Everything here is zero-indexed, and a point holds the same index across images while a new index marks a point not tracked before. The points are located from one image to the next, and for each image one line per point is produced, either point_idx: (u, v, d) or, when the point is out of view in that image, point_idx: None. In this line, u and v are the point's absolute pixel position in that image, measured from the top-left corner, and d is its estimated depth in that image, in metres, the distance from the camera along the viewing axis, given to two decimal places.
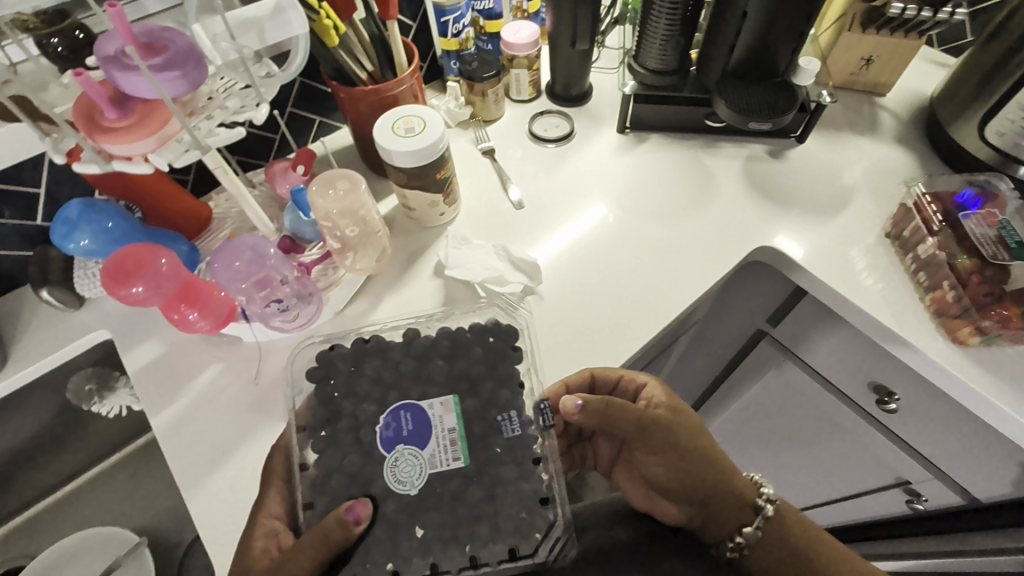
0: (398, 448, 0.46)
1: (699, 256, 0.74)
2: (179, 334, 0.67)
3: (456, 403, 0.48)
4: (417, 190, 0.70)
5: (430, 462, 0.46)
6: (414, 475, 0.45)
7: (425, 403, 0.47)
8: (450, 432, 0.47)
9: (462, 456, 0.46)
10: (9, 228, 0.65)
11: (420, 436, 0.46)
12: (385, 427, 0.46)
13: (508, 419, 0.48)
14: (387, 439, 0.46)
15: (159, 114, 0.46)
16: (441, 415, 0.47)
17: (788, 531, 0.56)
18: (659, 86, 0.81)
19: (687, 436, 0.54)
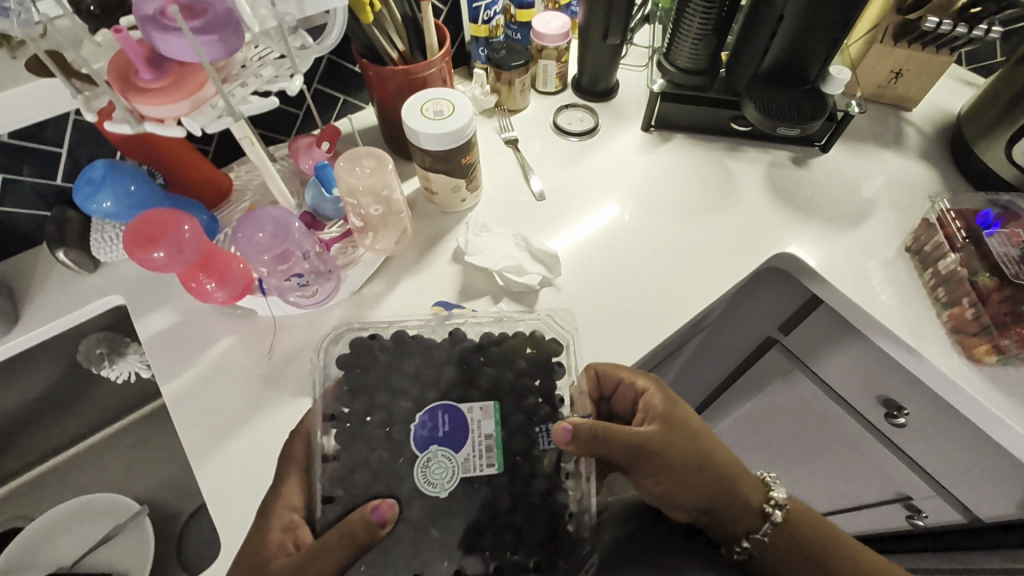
0: (432, 448, 0.46)
1: (718, 258, 0.73)
2: (193, 304, 0.66)
3: (495, 410, 0.48)
4: (441, 174, 0.69)
5: (463, 466, 0.46)
6: (445, 477, 0.46)
7: (464, 407, 0.48)
8: (486, 438, 0.47)
9: (496, 462, 0.46)
10: (28, 187, 0.64)
11: (455, 438, 0.47)
12: (422, 426, 0.47)
13: (542, 431, 0.48)
14: (421, 438, 0.47)
15: (194, 79, 0.46)
16: (480, 419, 0.47)
17: (802, 536, 0.52)
18: (687, 86, 0.80)
19: (682, 448, 0.50)
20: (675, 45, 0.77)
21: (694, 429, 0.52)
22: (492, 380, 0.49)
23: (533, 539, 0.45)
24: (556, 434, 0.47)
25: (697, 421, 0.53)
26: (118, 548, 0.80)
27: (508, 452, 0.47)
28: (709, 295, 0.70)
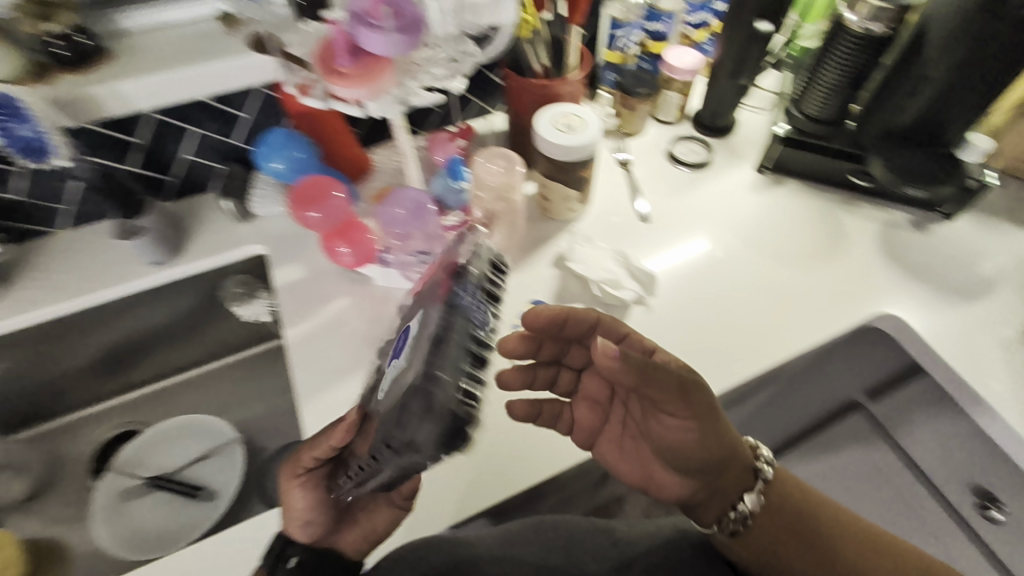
0: (392, 357, 0.44)
1: (817, 307, 0.72)
2: (320, 263, 0.75)
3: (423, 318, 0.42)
4: (558, 183, 0.74)
5: (398, 372, 0.42)
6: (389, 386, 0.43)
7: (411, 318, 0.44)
8: (418, 336, 0.41)
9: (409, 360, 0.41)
10: (210, 140, 0.75)
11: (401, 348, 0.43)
12: (394, 340, 0.46)
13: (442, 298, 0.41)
14: (394, 348, 0.45)
15: (379, 69, 0.52)
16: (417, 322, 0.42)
17: (783, 496, 0.57)
18: (811, 133, 0.81)
19: (708, 404, 0.52)
20: (806, 92, 0.79)
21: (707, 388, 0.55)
22: (438, 279, 0.45)
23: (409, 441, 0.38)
24: (602, 348, 0.45)
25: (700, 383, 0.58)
26: None
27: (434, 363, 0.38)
28: (803, 341, 0.69)
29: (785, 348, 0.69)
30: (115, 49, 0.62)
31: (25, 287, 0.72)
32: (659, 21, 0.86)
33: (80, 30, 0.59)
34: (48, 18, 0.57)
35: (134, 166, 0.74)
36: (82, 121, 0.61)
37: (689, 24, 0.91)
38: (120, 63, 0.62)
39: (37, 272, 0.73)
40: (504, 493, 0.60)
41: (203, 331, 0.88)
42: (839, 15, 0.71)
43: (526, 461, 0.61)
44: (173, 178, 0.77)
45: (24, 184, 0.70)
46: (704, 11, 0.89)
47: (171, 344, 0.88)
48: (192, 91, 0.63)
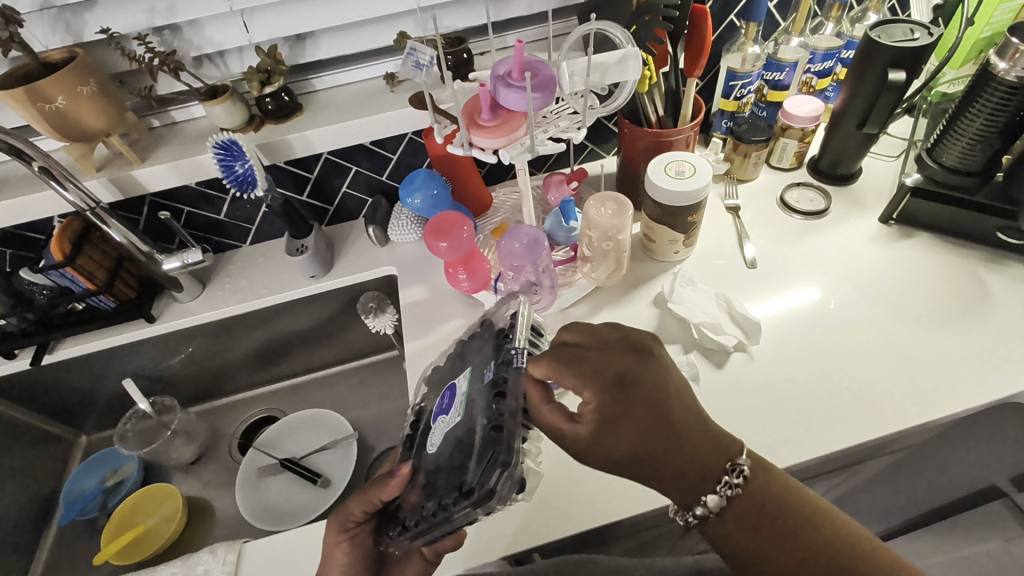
0: (440, 418, 0.51)
1: (949, 373, 0.66)
2: (439, 286, 0.84)
3: (471, 371, 0.50)
4: (665, 227, 0.77)
5: (446, 423, 0.48)
6: (436, 435, 0.49)
7: (459, 378, 0.52)
8: (460, 393, 0.48)
9: (459, 412, 0.46)
10: (363, 177, 0.90)
11: (446, 405, 0.50)
12: (439, 405, 0.53)
13: (487, 367, 0.47)
14: (439, 414, 0.52)
15: (514, 123, 0.61)
16: (459, 381, 0.50)
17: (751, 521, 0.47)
18: (949, 184, 0.75)
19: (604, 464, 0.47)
20: (945, 142, 0.74)
21: (626, 442, 0.46)
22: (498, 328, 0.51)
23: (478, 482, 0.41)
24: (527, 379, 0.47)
25: (649, 429, 0.46)
26: (329, 459, 0.96)
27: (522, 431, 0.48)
28: (933, 408, 0.64)
29: (909, 417, 0.63)
30: (303, 105, 0.82)
31: (217, 288, 0.90)
32: (780, 71, 0.86)
33: (286, 90, 0.77)
34: (267, 82, 0.75)
35: (306, 197, 0.90)
36: (275, 159, 0.80)
37: (813, 72, 0.90)
38: (307, 115, 0.81)
39: (227, 276, 0.91)
40: (587, 525, 0.60)
41: (338, 336, 1.03)
42: (989, 62, 0.67)
43: (615, 497, 0.61)
44: (333, 208, 0.93)
45: (224, 207, 0.87)
46: (831, 60, 0.88)
47: (311, 345, 1.03)
48: (356, 136, 0.80)
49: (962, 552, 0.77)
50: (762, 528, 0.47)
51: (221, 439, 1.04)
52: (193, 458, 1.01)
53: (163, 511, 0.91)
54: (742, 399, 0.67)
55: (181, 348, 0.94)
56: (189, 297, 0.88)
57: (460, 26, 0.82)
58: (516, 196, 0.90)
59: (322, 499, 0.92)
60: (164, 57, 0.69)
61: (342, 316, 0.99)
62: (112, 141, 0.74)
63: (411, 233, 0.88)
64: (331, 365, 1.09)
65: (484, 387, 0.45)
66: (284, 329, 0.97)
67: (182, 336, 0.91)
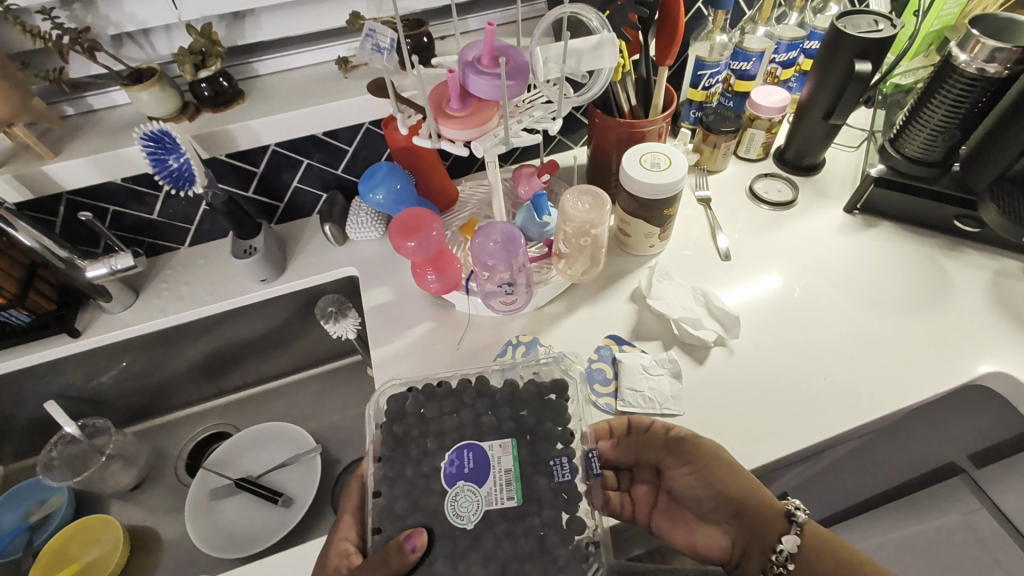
0: (458, 483, 0.49)
1: (915, 362, 0.67)
2: (406, 287, 0.79)
3: (514, 446, 0.51)
4: (640, 220, 0.75)
5: (486, 500, 0.48)
6: (471, 510, 0.48)
7: (486, 444, 0.51)
8: (506, 472, 0.49)
9: (515, 495, 0.49)
10: (316, 171, 0.83)
11: (479, 474, 0.49)
12: (449, 463, 0.50)
13: (557, 463, 0.50)
14: (449, 475, 0.49)
15: (485, 113, 0.56)
16: (499, 455, 0.50)
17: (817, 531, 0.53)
18: (910, 175, 0.77)
19: (707, 454, 0.55)
20: (907, 133, 0.76)
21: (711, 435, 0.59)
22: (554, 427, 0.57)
23: None
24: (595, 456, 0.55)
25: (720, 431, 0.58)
26: (290, 476, 0.89)
27: (523, 478, 0.50)
28: (905, 395, 0.65)
29: (883, 405, 0.64)
30: (244, 91, 0.74)
31: (152, 296, 0.80)
32: (747, 60, 0.85)
33: (224, 75, 0.69)
34: (202, 65, 0.67)
35: (252, 193, 0.82)
36: (215, 152, 0.71)
37: (778, 62, 0.90)
38: (250, 102, 0.73)
39: (164, 283, 0.82)
40: None
41: (293, 342, 0.96)
42: (951, 54, 0.68)
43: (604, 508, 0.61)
44: (283, 204, 0.86)
45: (157, 205, 0.78)
46: (795, 50, 0.88)
47: (264, 353, 0.95)
48: (307, 126, 0.73)
49: (924, 528, 0.79)
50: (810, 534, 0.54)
51: (166, 460, 0.95)
52: (134, 483, 0.91)
53: (99, 546, 0.82)
54: (724, 396, 0.66)
55: (113, 363, 0.84)
56: (121, 307, 0.79)
57: (419, 7, 0.76)
58: (483, 189, 0.85)
59: (283, 521, 0.85)
60: (75, 35, 0.61)
61: (298, 320, 0.91)
62: (16, 131, 0.64)
63: (371, 230, 0.83)
64: (287, 374, 1.02)
65: (558, 486, 0.49)
66: (233, 337, 0.89)
67: (114, 350, 0.82)
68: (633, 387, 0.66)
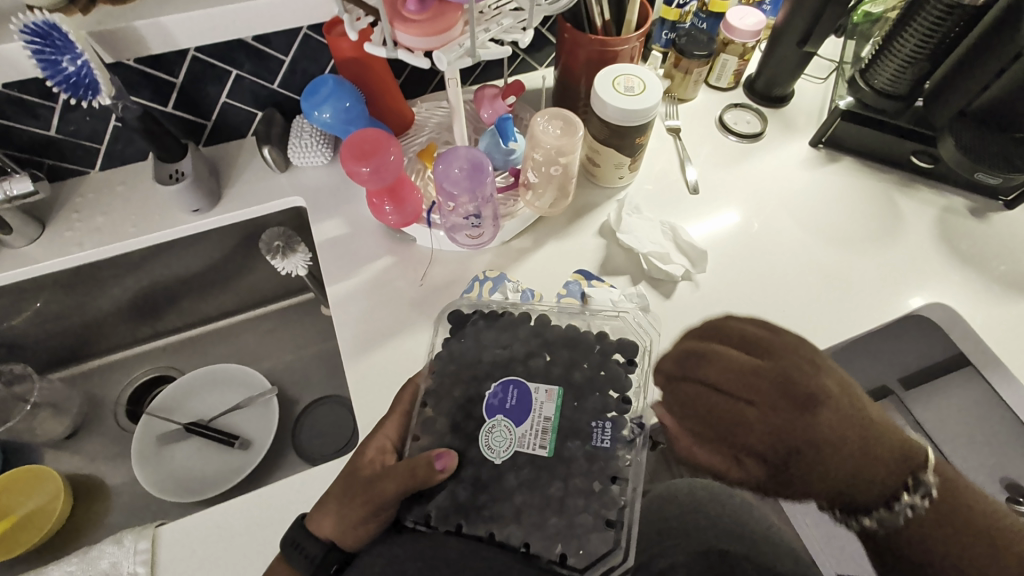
0: (498, 417, 0.49)
1: (865, 295, 0.70)
2: (361, 218, 0.73)
3: (559, 396, 0.50)
4: (611, 149, 0.71)
5: (519, 441, 0.48)
6: (502, 446, 0.48)
7: (532, 386, 0.50)
8: (545, 420, 0.49)
9: (548, 446, 0.48)
10: (247, 84, 0.73)
11: (519, 413, 0.49)
12: (493, 395, 0.50)
13: (598, 426, 0.48)
14: (491, 406, 0.50)
15: (448, 17, 0.49)
16: (543, 401, 0.49)
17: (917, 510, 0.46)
18: (877, 109, 0.77)
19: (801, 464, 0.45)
20: (878, 64, 0.74)
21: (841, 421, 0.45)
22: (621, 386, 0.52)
23: (578, 549, 0.45)
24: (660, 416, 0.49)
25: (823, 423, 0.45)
26: (244, 418, 0.86)
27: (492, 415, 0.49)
28: (853, 325, 0.68)
29: (835, 334, 0.67)
30: None
31: (63, 228, 0.70)
32: None
33: None
34: None
35: (172, 108, 0.71)
36: (121, 57, 0.60)
37: None
38: None
39: (75, 212, 0.71)
40: None
41: (237, 279, 0.88)
42: None
43: None
44: (211, 122, 0.75)
45: (53, 120, 0.66)
46: None
47: (203, 291, 0.88)
48: (233, 28, 0.62)
49: None
50: (939, 521, 0.45)
51: (102, 406, 0.88)
52: (69, 432, 0.85)
53: (40, 495, 0.77)
54: (688, 329, 0.67)
55: (25, 305, 0.75)
56: (25, 241, 0.68)
57: None
58: (441, 111, 0.78)
59: (242, 463, 0.82)
60: None
61: (240, 254, 0.84)
62: None
63: (317, 155, 0.75)
64: (231, 313, 0.95)
65: (595, 450, 0.48)
66: (167, 272, 0.81)
67: (24, 289, 0.72)
68: None
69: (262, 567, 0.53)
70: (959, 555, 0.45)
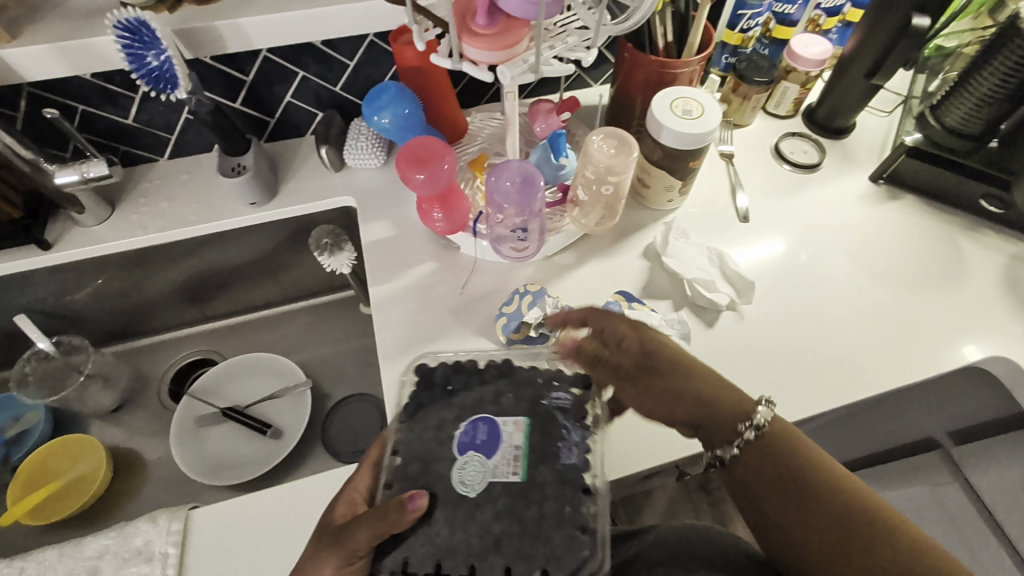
0: (468, 453, 0.45)
1: (917, 341, 0.67)
2: (408, 223, 0.74)
3: (527, 425, 0.47)
4: (662, 171, 0.70)
5: (493, 472, 0.45)
6: (476, 480, 0.44)
7: (500, 418, 0.47)
8: (516, 448, 0.46)
9: (520, 471, 0.45)
10: (311, 86, 0.75)
11: (489, 445, 0.46)
12: (462, 433, 0.46)
13: (565, 445, 0.46)
14: (460, 443, 0.46)
15: (515, 33, 0.49)
16: (511, 431, 0.46)
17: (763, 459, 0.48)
18: (947, 147, 0.74)
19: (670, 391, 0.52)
20: (952, 100, 0.71)
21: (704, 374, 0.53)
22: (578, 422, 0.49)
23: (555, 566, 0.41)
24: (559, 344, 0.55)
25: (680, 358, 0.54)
26: (278, 407, 0.88)
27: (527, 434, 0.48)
28: (906, 374, 0.65)
29: (888, 382, 0.64)
30: None
31: (130, 211, 0.74)
32: (791, 3, 0.79)
33: None
34: None
35: (240, 105, 0.75)
36: (200, 53, 0.63)
37: (822, 8, 0.82)
38: None
39: (142, 197, 0.75)
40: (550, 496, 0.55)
41: (282, 271, 0.91)
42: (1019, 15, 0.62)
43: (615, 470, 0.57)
44: (274, 120, 0.78)
45: (132, 108, 0.70)
46: None
47: (250, 280, 0.91)
48: (304, 32, 0.64)
49: None
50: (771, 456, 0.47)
51: (148, 383, 0.92)
52: (115, 404, 0.88)
53: (85, 463, 0.81)
54: (731, 361, 0.65)
55: (87, 281, 0.79)
56: (95, 221, 0.72)
57: None
58: (495, 122, 0.79)
59: (271, 452, 0.84)
60: None
61: (287, 248, 0.86)
62: None
63: (371, 158, 0.77)
64: (274, 304, 0.98)
65: (566, 467, 0.45)
66: (219, 259, 0.84)
67: (87, 267, 0.76)
68: None
69: (289, 559, 0.54)
70: (776, 505, 0.46)
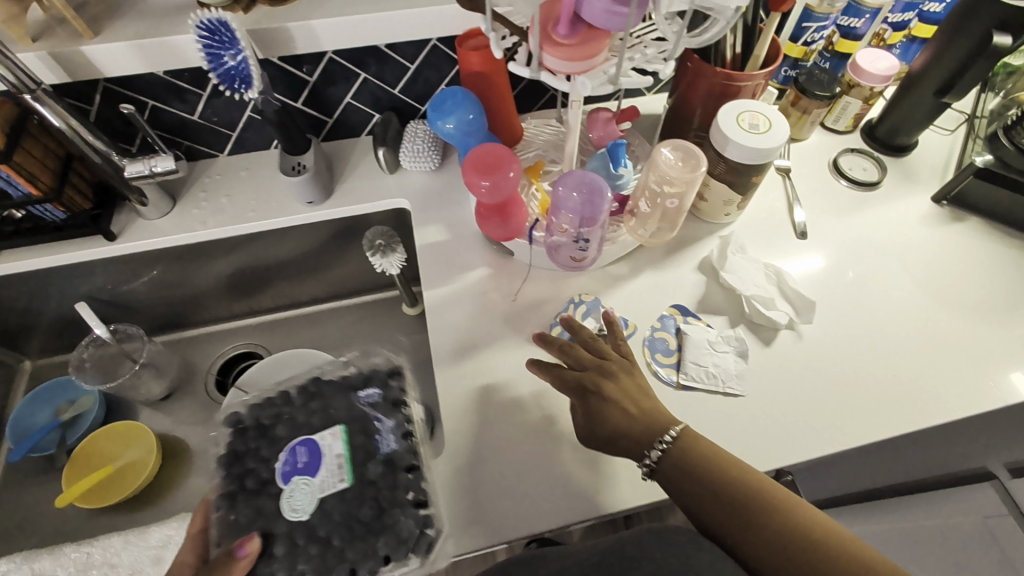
0: (293, 479, 0.44)
1: (976, 369, 0.65)
2: (461, 227, 0.74)
3: (344, 432, 0.45)
4: (723, 185, 0.70)
5: (319, 488, 0.43)
6: (306, 503, 0.43)
7: (317, 432, 0.45)
8: (336, 457, 0.44)
9: (348, 478, 0.44)
10: (371, 88, 0.76)
11: (313, 465, 0.44)
12: (284, 459, 0.45)
13: (381, 433, 0.47)
14: (284, 470, 0.45)
15: (595, 44, 0.49)
16: (328, 441, 0.45)
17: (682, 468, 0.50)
18: (1020, 171, 0.71)
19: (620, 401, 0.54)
20: None
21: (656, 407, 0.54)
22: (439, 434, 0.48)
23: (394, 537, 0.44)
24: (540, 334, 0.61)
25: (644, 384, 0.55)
26: None
27: None
28: (970, 404, 0.63)
29: (951, 411, 0.62)
30: None
31: (191, 206, 0.75)
32: (858, 17, 0.76)
33: None
34: None
35: (301, 104, 0.75)
36: (270, 53, 0.64)
37: (890, 23, 0.80)
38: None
39: (202, 192, 0.77)
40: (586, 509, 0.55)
41: (328, 268, 0.92)
42: None
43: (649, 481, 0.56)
44: (332, 120, 0.79)
45: (199, 105, 0.71)
46: (912, 11, 0.78)
47: (297, 276, 0.92)
48: (372, 35, 0.65)
49: (940, 522, 0.81)
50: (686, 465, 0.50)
51: (194, 373, 0.94)
52: (164, 393, 0.90)
53: (135, 449, 0.83)
54: (789, 380, 0.64)
55: (142, 271, 0.81)
56: (157, 214, 0.74)
57: None
58: (550, 129, 0.78)
59: None
60: None
61: (337, 246, 0.87)
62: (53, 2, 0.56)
63: (426, 161, 0.77)
64: (318, 301, 0.99)
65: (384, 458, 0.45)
66: (271, 255, 0.85)
67: (147, 258, 0.78)
68: (698, 362, 0.64)
69: None
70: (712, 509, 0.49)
